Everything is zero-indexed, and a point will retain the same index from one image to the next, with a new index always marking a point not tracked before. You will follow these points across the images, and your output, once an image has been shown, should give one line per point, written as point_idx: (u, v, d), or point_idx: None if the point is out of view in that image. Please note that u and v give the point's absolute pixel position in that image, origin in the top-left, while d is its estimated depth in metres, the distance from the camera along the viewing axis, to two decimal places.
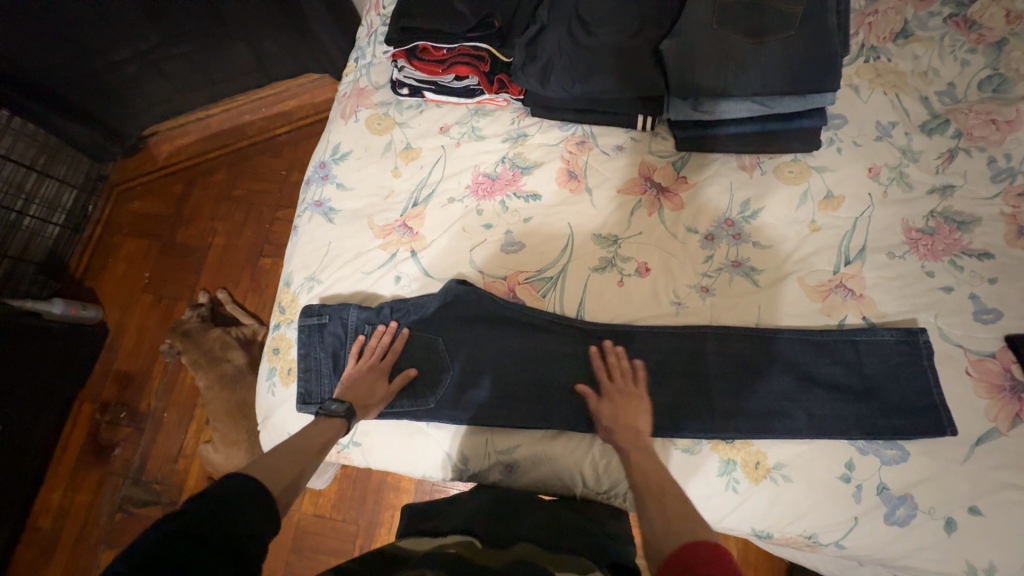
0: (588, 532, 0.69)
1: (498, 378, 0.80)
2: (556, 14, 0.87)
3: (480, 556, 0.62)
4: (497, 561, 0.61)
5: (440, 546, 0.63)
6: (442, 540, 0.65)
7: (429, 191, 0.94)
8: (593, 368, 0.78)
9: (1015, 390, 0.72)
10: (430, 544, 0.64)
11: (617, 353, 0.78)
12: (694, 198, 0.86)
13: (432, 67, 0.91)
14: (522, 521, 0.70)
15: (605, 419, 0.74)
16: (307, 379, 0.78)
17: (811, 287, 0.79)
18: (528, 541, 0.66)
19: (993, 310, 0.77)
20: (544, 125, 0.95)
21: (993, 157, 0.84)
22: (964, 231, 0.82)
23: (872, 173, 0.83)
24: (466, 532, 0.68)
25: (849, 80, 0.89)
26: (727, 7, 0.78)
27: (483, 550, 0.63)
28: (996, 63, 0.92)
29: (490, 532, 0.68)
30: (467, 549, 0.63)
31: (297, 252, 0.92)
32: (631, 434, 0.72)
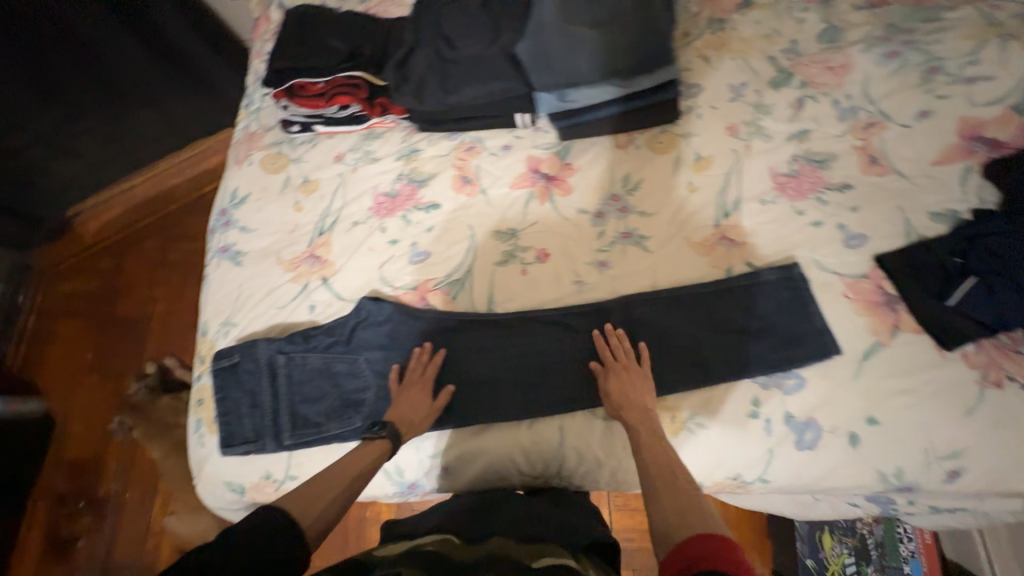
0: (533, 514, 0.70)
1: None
2: (421, 34, 0.93)
3: (456, 552, 0.61)
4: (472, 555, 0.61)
5: (416, 547, 0.61)
6: (417, 541, 0.63)
7: (332, 219, 0.96)
8: (600, 351, 0.79)
9: (889, 302, 0.78)
10: (405, 546, 0.62)
11: (619, 336, 0.79)
12: (581, 181, 0.91)
13: (314, 102, 0.96)
14: (496, 516, 0.70)
15: (616, 394, 0.74)
16: (228, 421, 0.80)
17: (697, 243, 0.84)
18: (501, 534, 0.65)
19: (860, 235, 0.83)
20: (434, 138, 1.00)
21: (836, 99, 0.93)
22: (825, 168, 0.89)
23: (731, 131, 0.90)
24: (446, 530, 0.68)
25: (699, 53, 0.98)
26: (568, 5, 0.85)
27: (457, 546, 0.63)
28: (827, 16, 1.02)
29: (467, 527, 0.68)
30: (444, 546, 0.62)
31: (209, 300, 0.92)
32: (642, 412, 0.72)
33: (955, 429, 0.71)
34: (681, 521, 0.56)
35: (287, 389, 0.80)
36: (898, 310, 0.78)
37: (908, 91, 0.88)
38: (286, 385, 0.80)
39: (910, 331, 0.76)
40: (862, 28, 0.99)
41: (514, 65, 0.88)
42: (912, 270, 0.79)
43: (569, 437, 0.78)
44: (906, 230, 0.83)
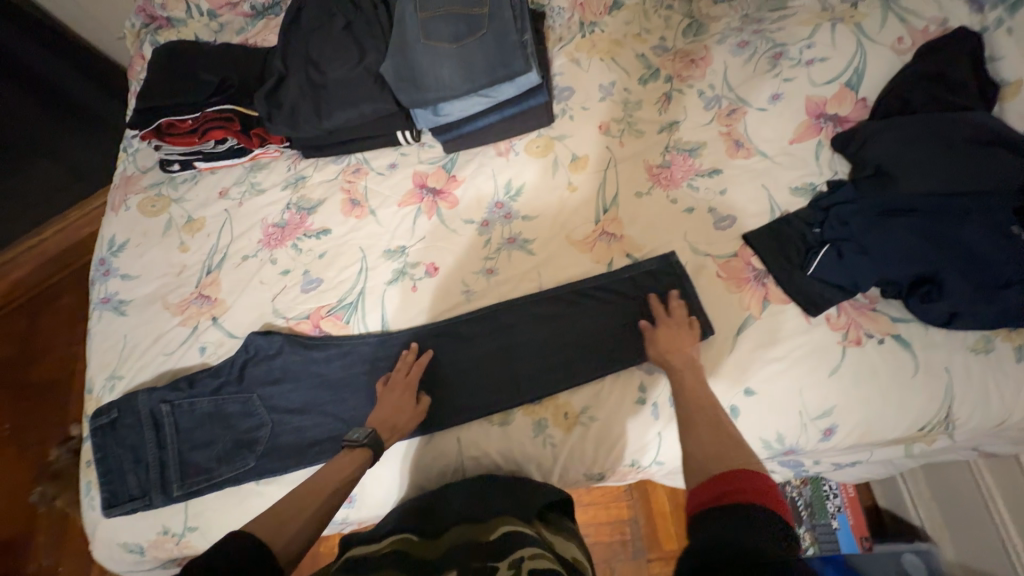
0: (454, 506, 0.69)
1: (320, 414, 0.80)
2: (292, 62, 0.92)
3: (419, 550, 0.59)
4: (436, 550, 0.60)
5: (379, 549, 0.58)
6: (376, 544, 0.59)
7: (220, 256, 0.93)
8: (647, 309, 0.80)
9: (758, 277, 0.82)
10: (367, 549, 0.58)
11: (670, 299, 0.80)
12: (467, 191, 0.92)
13: (188, 139, 0.94)
14: (449, 511, 0.68)
15: (660, 347, 0.75)
16: (110, 482, 0.77)
17: (579, 241, 0.87)
18: (457, 525, 0.65)
19: (729, 216, 0.87)
20: (320, 163, 0.99)
21: (701, 90, 0.97)
22: (696, 156, 0.93)
23: (604, 129, 0.94)
24: (401, 529, 0.63)
25: (570, 57, 1.01)
26: (428, 23, 0.87)
27: (418, 543, 0.61)
28: (691, 12, 1.08)
29: (419, 524, 0.65)
30: (406, 544, 0.60)
31: (94, 354, 0.89)
32: (683, 360, 0.74)
33: (823, 388, 0.76)
34: (711, 461, 0.59)
35: (175, 437, 0.79)
36: (767, 283, 0.82)
37: (760, 77, 0.94)
38: (174, 435, 0.79)
39: (777, 302, 0.81)
40: (720, 20, 1.04)
41: (382, 86, 0.89)
42: (776, 245, 0.84)
43: (466, 443, 0.78)
44: (771, 206, 0.88)
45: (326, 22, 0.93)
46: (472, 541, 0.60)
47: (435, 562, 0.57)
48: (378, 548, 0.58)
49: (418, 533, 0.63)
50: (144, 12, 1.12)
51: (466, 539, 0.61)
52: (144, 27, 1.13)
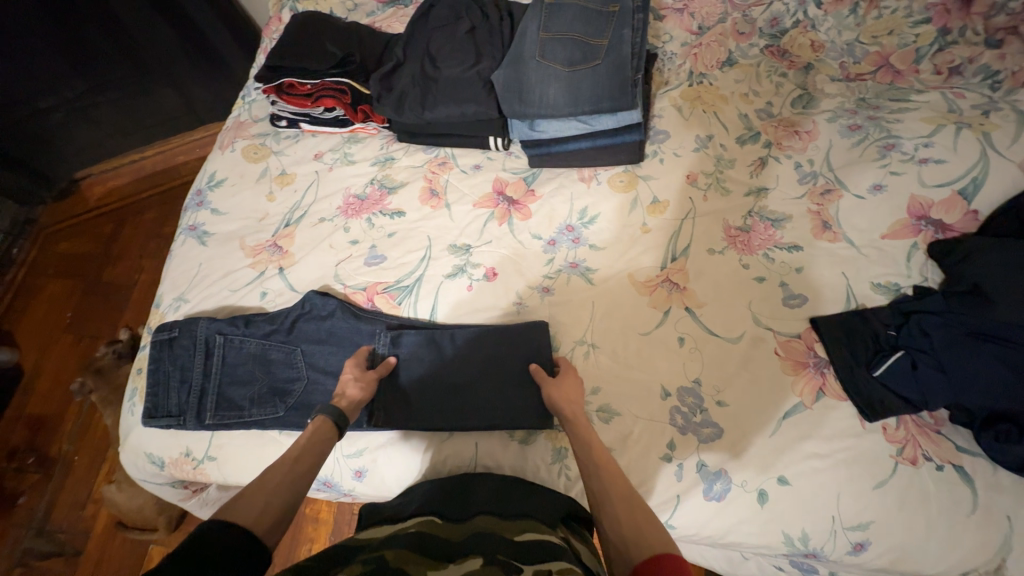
0: (475, 496, 0.70)
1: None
2: (411, 53, 0.98)
3: (442, 531, 0.61)
4: (455, 533, 0.61)
5: (401, 530, 0.61)
6: (401, 526, 0.63)
7: (301, 213, 0.99)
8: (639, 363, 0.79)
9: (818, 365, 0.79)
10: (389, 531, 0.62)
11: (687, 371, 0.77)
12: (542, 208, 0.94)
13: (302, 101, 1.01)
14: (474, 499, 0.69)
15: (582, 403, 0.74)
16: (156, 393, 0.83)
17: (640, 282, 0.86)
18: (484, 513, 0.66)
19: (800, 296, 0.85)
20: (411, 149, 1.03)
21: (799, 163, 0.95)
22: (778, 227, 0.90)
23: (690, 179, 0.93)
24: (427, 512, 0.67)
25: (673, 102, 1.02)
26: (546, 44, 0.91)
27: (443, 526, 0.63)
28: (805, 83, 1.06)
29: (447, 508, 0.67)
30: (426, 526, 0.62)
31: (169, 274, 0.96)
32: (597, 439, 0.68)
33: (863, 500, 0.71)
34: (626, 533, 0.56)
35: (219, 368, 0.84)
36: (826, 374, 0.78)
37: (865, 164, 0.91)
38: (219, 366, 0.84)
39: (833, 396, 0.77)
40: (835, 98, 1.02)
41: (490, 91, 0.93)
42: (845, 337, 0.80)
43: (484, 448, 0.78)
44: (847, 296, 0.84)
45: (452, 22, 0.98)
46: (493, 532, 0.61)
47: (451, 543, 0.58)
48: (395, 530, 0.61)
49: (440, 516, 0.66)
50: None
51: (487, 528, 0.62)
52: None
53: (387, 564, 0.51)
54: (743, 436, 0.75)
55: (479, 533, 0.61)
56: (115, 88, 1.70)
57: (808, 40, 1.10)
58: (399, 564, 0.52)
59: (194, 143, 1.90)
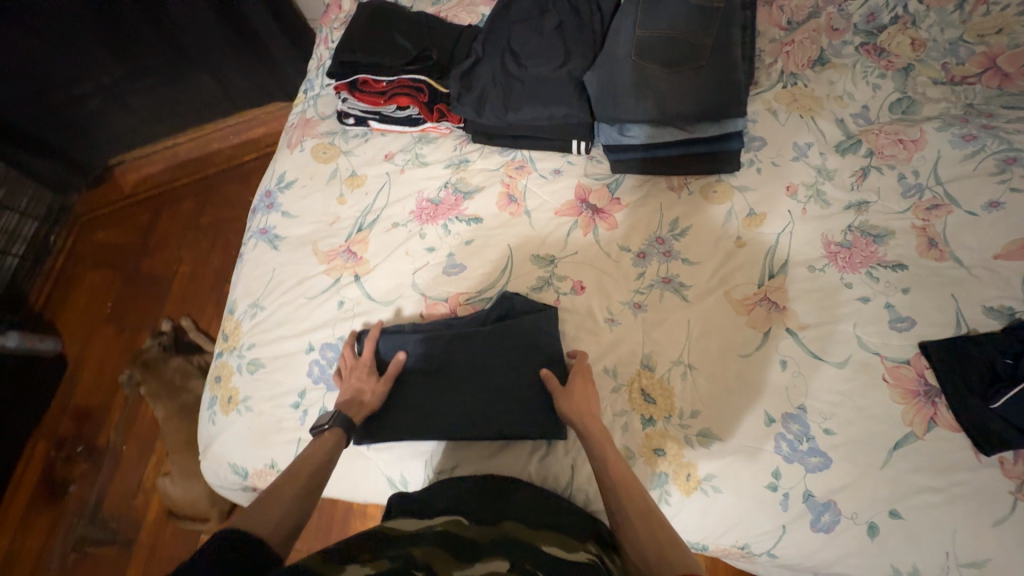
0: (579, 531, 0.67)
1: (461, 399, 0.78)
2: (491, 48, 0.92)
3: (468, 534, 0.62)
4: (485, 537, 0.62)
5: (428, 527, 0.62)
6: (428, 521, 0.64)
7: (373, 217, 0.95)
8: (791, 392, 0.76)
9: (929, 394, 0.76)
10: (416, 524, 0.63)
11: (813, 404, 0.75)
12: (627, 219, 0.89)
13: (375, 99, 0.96)
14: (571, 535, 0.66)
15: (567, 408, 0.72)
16: (273, 407, 0.83)
17: (737, 301, 0.82)
18: (514, 519, 0.65)
19: (907, 319, 0.81)
20: (485, 151, 0.98)
21: (903, 174, 0.89)
22: (881, 243, 0.86)
23: (791, 192, 0.88)
24: (455, 509, 0.67)
25: (767, 105, 0.96)
26: (644, 42, 0.85)
27: (470, 528, 0.63)
28: (904, 87, 0.99)
29: (476, 508, 0.67)
30: (454, 528, 0.62)
31: (242, 279, 0.93)
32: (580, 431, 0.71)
33: (981, 537, 0.68)
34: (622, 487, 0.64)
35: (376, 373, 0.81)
36: (937, 404, 0.75)
37: (980, 179, 0.85)
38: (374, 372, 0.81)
39: (946, 427, 0.74)
40: (938, 103, 0.96)
41: (583, 94, 0.88)
42: (956, 364, 0.76)
43: (581, 476, 0.76)
44: (957, 320, 0.80)
45: (538, 16, 0.92)
46: (522, 542, 0.61)
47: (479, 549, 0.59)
48: (423, 527, 0.62)
49: (470, 517, 0.66)
50: None
51: (516, 538, 0.61)
52: None
53: (416, 562, 0.53)
54: (860, 466, 0.72)
55: (508, 540, 0.61)
56: (151, 74, 1.64)
57: (907, 37, 1.02)
58: (426, 562, 0.54)
59: (230, 132, 1.86)
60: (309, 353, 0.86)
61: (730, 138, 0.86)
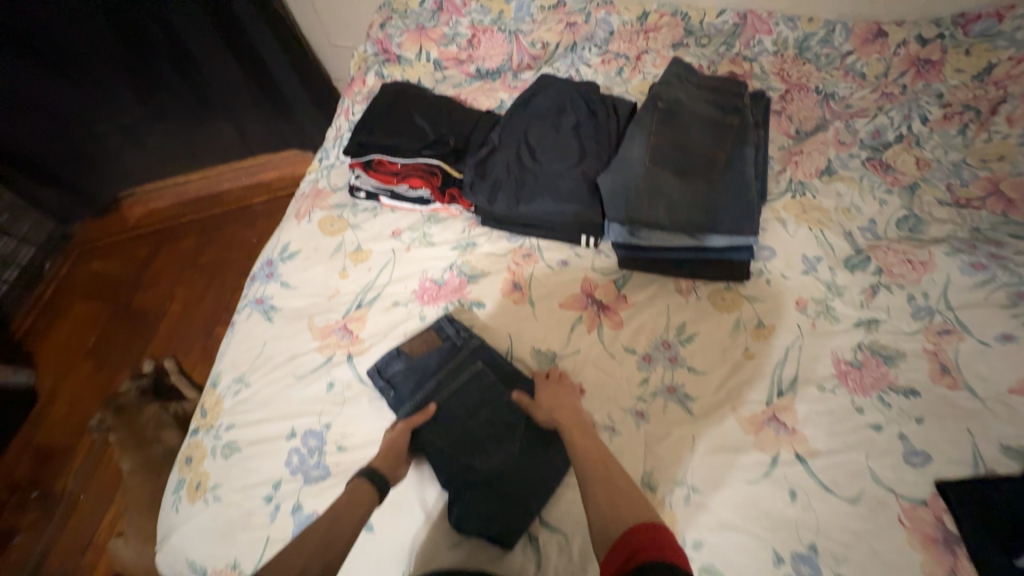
0: None
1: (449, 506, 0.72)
2: (508, 139, 0.94)
3: None
4: None
5: None
6: None
7: (374, 294, 0.93)
8: (801, 528, 0.71)
9: (948, 542, 0.70)
10: None
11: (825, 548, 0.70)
12: (633, 319, 0.87)
13: (387, 178, 0.96)
14: None
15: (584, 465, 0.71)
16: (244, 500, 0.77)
17: (745, 418, 0.79)
18: None
19: (922, 453, 0.77)
20: (493, 236, 0.98)
21: (912, 295, 0.88)
22: (891, 365, 0.84)
23: (799, 306, 0.87)
24: None
25: (775, 214, 0.97)
26: (660, 150, 0.86)
27: None
28: (910, 204, 1.00)
29: None
30: None
31: (230, 350, 0.90)
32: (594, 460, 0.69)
33: None
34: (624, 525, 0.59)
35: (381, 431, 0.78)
36: (958, 553, 0.69)
37: (991, 310, 0.84)
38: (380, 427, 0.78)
39: None
40: (946, 224, 0.97)
41: (596, 194, 0.88)
42: (977, 510, 0.71)
43: None
44: (975, 459, 0.76)
45: (556, 114, 0.95)
46: None
47: None
48: None
49: None
50: (379, 45, 1.21)
51: None
52: (375, 57, 1.20)
53: None
54: None
55: None
56: (172, 118, 1.69)
57: (912, 156, 1.04)
58: None
59: (239, 175, 1.86)
60: (290, 440, 0.80)
61: (740, 249, 0.85)
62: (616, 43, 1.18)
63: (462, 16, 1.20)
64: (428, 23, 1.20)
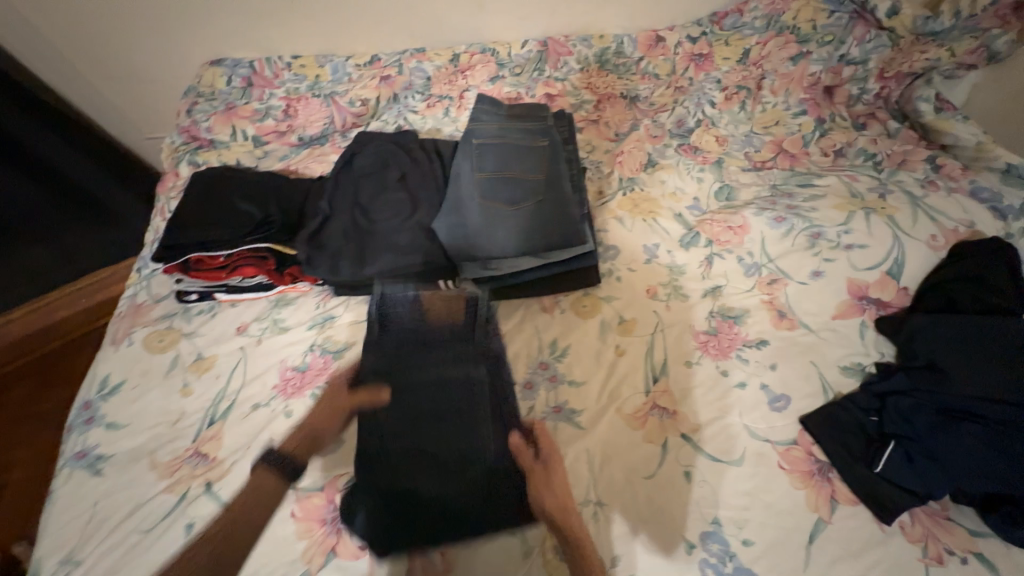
0: None
1: None
2: (338, 203, 0.91)
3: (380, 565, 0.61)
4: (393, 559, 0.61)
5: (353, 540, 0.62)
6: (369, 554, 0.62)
7: (227, 403, 0.83)
8: (703, 506, 0.73)
9: (822, 471, 0.77)
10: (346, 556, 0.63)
11: (727, 517, 0.73)
12: (506, 349, 0.87)
13: (215, 274, 0.89)
14: None
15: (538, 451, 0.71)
16: None
17: (629, 415, 0.81)
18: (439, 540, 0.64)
19: (782, 396, 0.84)
20: (351, 302, 0.93)
21: (741, 256, 0.99)
22: (740, 324, 0.92)
23: (652, 293, 0.93)
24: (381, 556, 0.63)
25: (613, 214, 1.04)
26: (487, 184, 0.88)
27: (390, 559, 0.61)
28: (721, 177, 1.13)
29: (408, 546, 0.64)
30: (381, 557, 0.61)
31: (49, 527, 0.73)
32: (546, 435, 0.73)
33: None
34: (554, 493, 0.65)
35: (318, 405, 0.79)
36: (831, 477, 0.76)
37: (800, 254, 0.95)
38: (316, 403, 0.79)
39: (847, 503, 0.74)
40: (751, 188, 1.11)
41: (437, 242, 0.87)
42: (833, 432, 0.79)
43: None
44: (823, 386, 0.85)
45: (380, 170, 0.94)
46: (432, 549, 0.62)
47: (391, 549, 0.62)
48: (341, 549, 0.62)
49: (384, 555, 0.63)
50: (188, 133, 1.13)
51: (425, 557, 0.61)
52: (184, 145, 1.12)
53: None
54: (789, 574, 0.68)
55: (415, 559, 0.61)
56: None
57: (712, 135, 1.19)
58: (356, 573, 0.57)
59: (36, 313, 1.47)
60: None
61: (586, 257, 0.88)
62: (436, 87, 1.22)
63: (276, 88, 1.18)
64: (238, 101, 1.16)
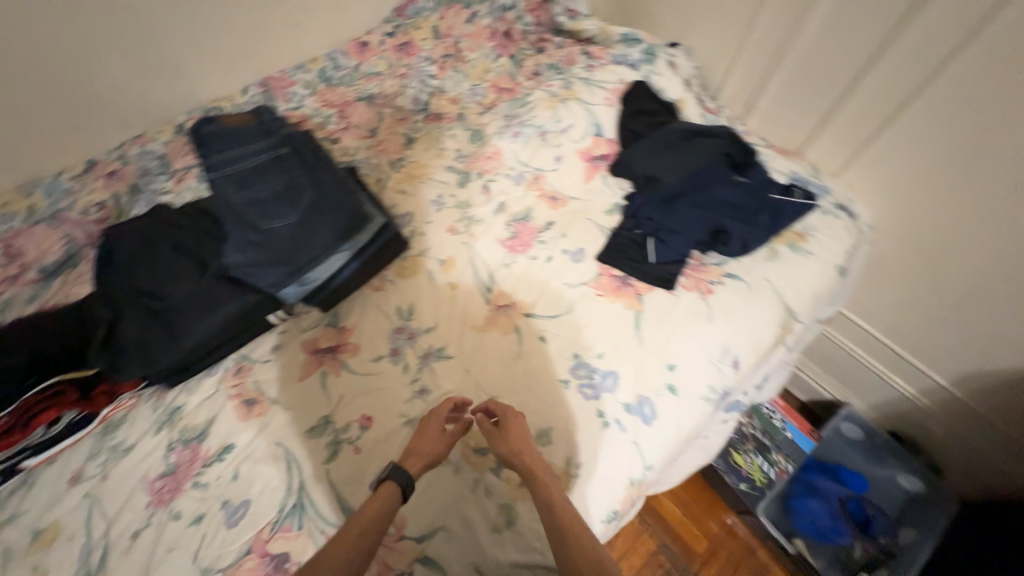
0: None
1: None
2: (115, 301, 0.85)
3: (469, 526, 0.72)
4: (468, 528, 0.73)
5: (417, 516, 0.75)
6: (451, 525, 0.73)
7: (100, 550, 0.74)
8: (563, 353, 0.91)
9: (624, 281, 1.00)
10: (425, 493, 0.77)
11: (582, 350, 0.91)
12: (361, 336, 0.94)
13: (4, 440, 0.77)
14: None
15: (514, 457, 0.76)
16: None
17: (482, 324, 0.96)
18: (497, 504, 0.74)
19: (578, 249, 1.06)
20: (191, 385, 0.90)
21: (506, 172, 1.20)
22: (531, 219, 1.11)
23: (453, 232, 1.08)
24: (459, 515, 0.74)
25: (397, 190, 1.17)
26: (276, 186, 0.98)
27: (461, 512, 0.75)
28: (468, 123, 1.32)
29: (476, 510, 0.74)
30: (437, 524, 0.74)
31: None
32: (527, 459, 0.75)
33: (713, 336, 0.93)
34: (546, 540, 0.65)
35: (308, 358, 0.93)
36: (633, 283, 0.99)
37: (540, 151, 1.19)
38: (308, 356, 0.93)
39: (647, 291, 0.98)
40: (491, 122, 1.31)
41: (254, 247, 0.90)
42: (618, 251, 1.04)
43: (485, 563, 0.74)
44: (600, 229, 1.09)
45: (148, 251, 0.91)
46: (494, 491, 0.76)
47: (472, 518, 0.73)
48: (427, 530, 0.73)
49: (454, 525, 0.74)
50: None
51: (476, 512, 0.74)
52: None
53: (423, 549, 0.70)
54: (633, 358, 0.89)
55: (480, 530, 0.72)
56: None
57: (446, 99, 1.39)
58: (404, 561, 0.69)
59: None
60: None
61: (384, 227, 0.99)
62: (176, 161, 1.18)
63: None
64: None
